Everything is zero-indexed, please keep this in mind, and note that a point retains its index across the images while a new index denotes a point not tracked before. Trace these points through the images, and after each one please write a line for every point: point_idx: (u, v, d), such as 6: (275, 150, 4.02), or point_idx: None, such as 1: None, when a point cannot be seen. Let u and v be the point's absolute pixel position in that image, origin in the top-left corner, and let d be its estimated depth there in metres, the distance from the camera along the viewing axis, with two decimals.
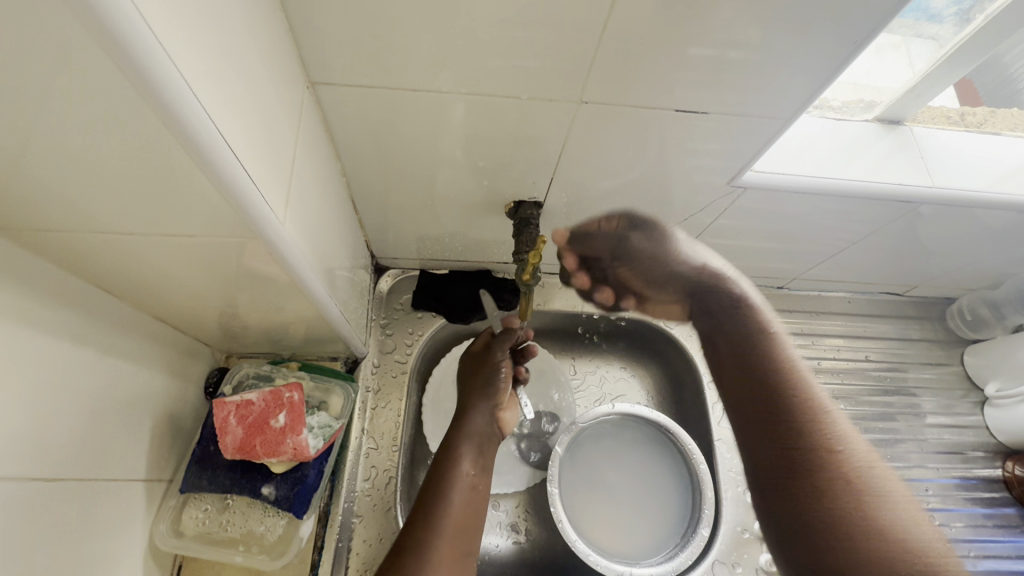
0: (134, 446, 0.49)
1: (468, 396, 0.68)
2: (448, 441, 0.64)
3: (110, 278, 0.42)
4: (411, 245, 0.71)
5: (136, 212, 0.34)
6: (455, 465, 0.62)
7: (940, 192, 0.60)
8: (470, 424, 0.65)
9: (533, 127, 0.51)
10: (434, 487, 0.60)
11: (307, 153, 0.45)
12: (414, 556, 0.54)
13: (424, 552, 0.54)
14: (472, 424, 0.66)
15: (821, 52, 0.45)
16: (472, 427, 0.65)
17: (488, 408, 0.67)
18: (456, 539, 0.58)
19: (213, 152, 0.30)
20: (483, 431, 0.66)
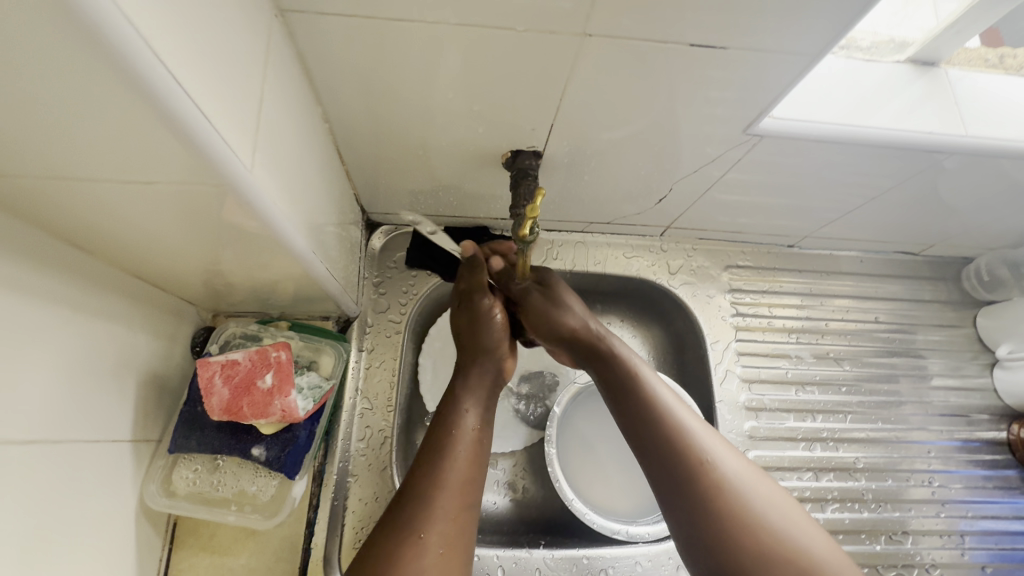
0: (118, 407, 0.48)
1: (467, 352, 0.60)
2: (452, 391, 0.56)
3: (74, 230, 0.39)
4: (404, 200, 0.67)
5: (86, 156, 0.30)
6: (456, 419, 0.53)
7: (971, 142, 0.55)
8: (476, 377, 0.58)
9: (531, 64, 0.46)
10: (437, 438, 0.51)
11: (278, 94, 0.40)
12: (419, 505, 0.46)
13: (426, 502, 0.46)
14: (474, 378, 0.58)
15: None
16: (475, 381, 0.58)
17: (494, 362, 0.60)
18: (465, 492, 0.48)
19: (159, 86, 0.26)
20: (485, 385, 0.58)
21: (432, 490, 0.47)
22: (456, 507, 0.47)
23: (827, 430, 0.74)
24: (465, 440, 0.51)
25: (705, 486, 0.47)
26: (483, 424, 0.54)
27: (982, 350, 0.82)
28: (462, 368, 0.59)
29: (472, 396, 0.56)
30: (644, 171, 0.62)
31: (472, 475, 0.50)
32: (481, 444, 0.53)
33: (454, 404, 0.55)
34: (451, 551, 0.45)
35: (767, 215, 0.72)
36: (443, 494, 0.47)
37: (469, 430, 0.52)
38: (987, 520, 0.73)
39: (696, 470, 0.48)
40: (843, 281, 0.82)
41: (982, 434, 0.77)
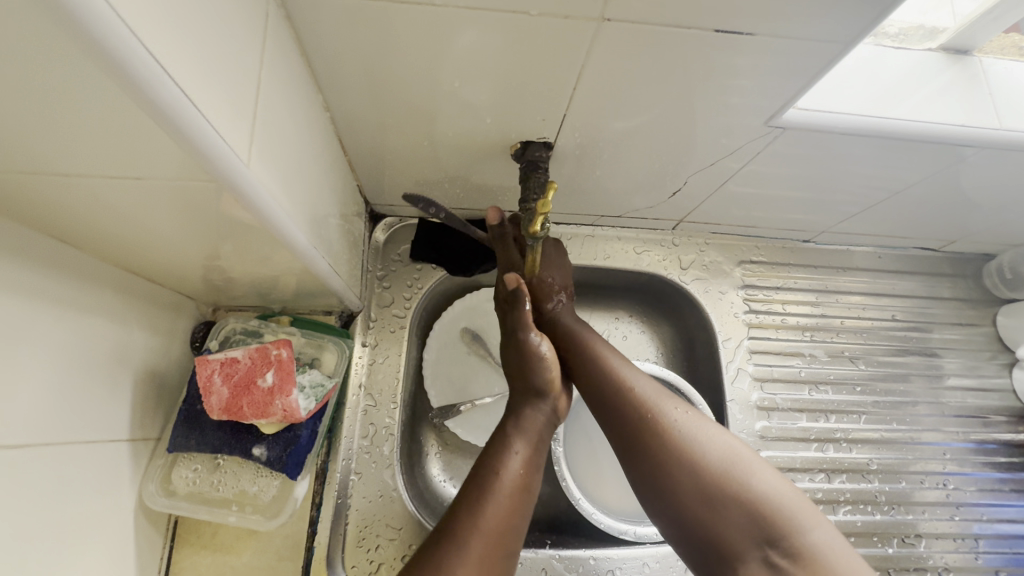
0: (115, 406, 0.46)
1: (519, 396, 0.57)
2: (503, 431, 0.54)
3: (63, 225, 0.37)
4: (409, 191, 0.65)
5: (68, 150, 0.28)
6: (501, 460, 0.50)
7: (1005, 136, 0.52)
8: (528, 417, 0.55)
9: (544, 51, 0.44)
10: (481, 478, 0.48)
11: (276, 79, 0.38)
12: (453, 547, 0.42)
13: (462, 544, 0.43)
14: (525, 418, 0.55)
15: None
16: (527, 421, 0.55)
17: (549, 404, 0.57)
18: (501, 540, 0.45)
19: (143, 74, 0.24)
20: (537, 428, 0.55)
21: (469, 532, 0.44)
22: (490, 554, 0.44)
23: (841, 431, 0.73)
24: (509, 484, 0.48)
25: (658, 446, 0.49)
26: (528, 468, 0.51)
27: (1001, 350, 0.79)
28: (511, 412, 0.56)
29: (522, 438, 0.53)
30: (657, 164, 0.59)
31: (511, 522, 0.46)
32: (526, 490, 0.49)
33: (500, 445, 0.52)
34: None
35: (784, 209, 0.70)
36: (478, 539, 0.43)
37: (514, 474, 0.49)
38: (1002, 523, 0.71)
39: (649, 433, 0.50)
40: (858, 278, 0.79)
41: (998, 436, 0.76)
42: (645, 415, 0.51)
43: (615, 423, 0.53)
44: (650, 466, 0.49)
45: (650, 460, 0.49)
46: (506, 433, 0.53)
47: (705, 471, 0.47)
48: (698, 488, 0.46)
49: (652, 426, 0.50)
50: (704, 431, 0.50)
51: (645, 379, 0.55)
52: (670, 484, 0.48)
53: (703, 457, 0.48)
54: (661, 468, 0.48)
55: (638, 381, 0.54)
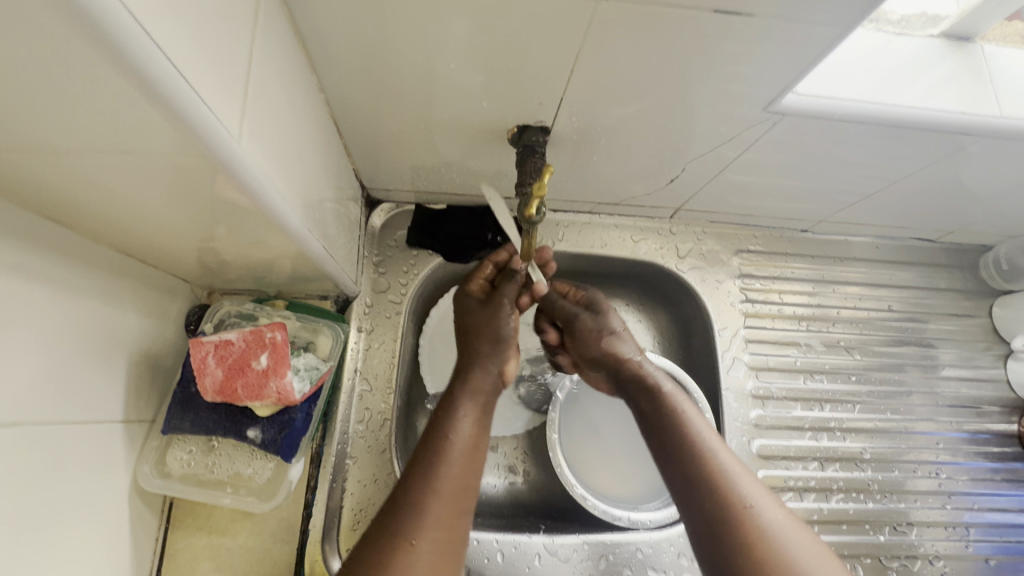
0: (108, 387, 0.46)
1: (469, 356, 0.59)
2: (450, 393, 0.55)
3: (53, 204, 0.37)
4: (405, 176, 0.65)
5: (55, 125, 0.27)
6: (451, 423, 0.51)
7: (1005, 124, 0.52)
8: (476, 378, 0.56)
9: (541, 32, 0.43)
10: (432, 444, 0.50)
11: (268, 57, 0.37)
12: (410, 512, 0.45)
13: (418, 508, 0.45)
14: (474, 379, 0.56)
15: None
16: (476, 383, 0.56)
17: (496, 364, 0.59)
18: (458, 499, 0.47)
19: (129, 42, 0.23)
20: (486, 389, 0.56)
21: (425, 495, 0.46)
22: (448, 515, 0.46)
23: (835, 420, 0.73)
24: (461, 445, 0.50)
25: (717, 492, 0.46)
26: (479, 429, 0.53)
27: (996, 341, 0.80)
28: (460, 372, 0.57)
29: (470, 398, 0.54)
30: (656, 150, 0.59)
31: (466, 480, 0.48)
32: (478, 449, 0.51)
33: (449, 409, 0.53)
34: (442, 563, 0.43)
35: (782, 199, 0.69)
36: (435, 501, 0.46)
37: (465, 436, 0.51)
38: (993, 512, 0.72)
39: (708, 477, 0.48)
40: (855, 268, 0.79)
41: (991, 426, 0.76)
42: (709, 460, 0.49)
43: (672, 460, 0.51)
44: (702, 509, 0.46)
45: (703, 504, 0.46)
46: (453, 396, 0.55)
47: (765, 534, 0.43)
48: (750, 547, 0.43)
49: (712, 472, 0.48)
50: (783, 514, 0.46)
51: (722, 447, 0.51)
52: (722, 534, 0.44)
53: (766, 522, 0.44)
54: (715, 517, 0.45)
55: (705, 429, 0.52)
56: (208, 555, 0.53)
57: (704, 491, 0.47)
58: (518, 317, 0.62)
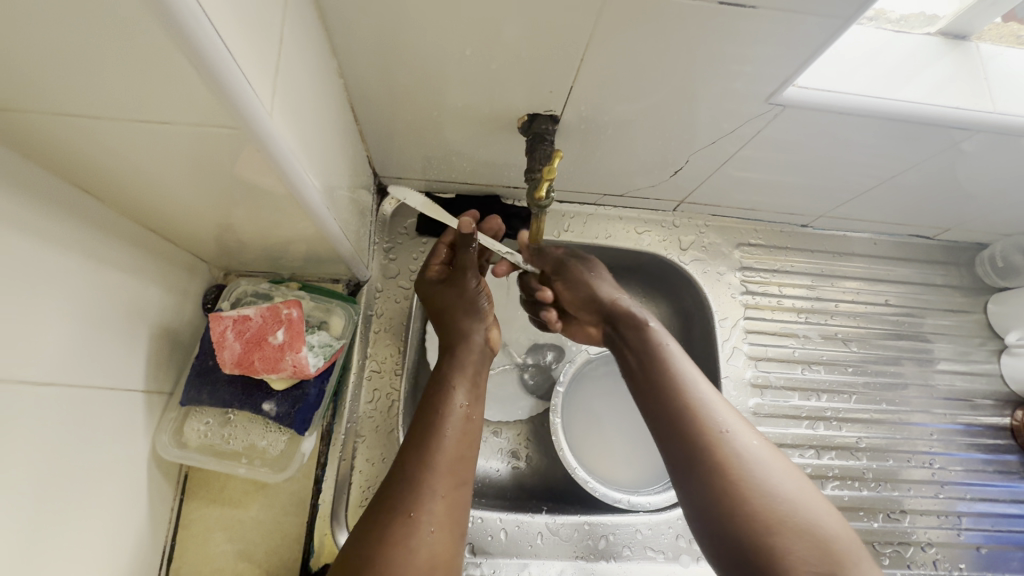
0: (130, 357, 0.48)
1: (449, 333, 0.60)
2: (440, 371, 0.56)
3: (89, 174, 0.39)
4: (416, 164, 0.67)
5: (103, 88, 0.30)
6: (447, 398, 0.53)
7: (999, 120, 0.53)
8: (463, 353, 0.57)
9: (553, 23, 0.45)
10: (428, 419, 0.51)
11: (296, 39, 0.39)
12: (411, 483, 0.46)
13: (419, 480, 0.46)
14: (463, 355, 0.57)
15: None
16: (464, 357, 0.57)
17: (478, 337, 0.60)
18: (456, 471, 0.49)
19: (177, 7, 0.25)
20: (476, 362, 0.58)
21: (425, 469, 0.47)
22: (447, 486, 0.47)
23: (831, 410, 0.75)
24: (455, 419, 0.51)
25: (697, 424, 0.50)
26: (473, 402, 0.54)
27: (991, 337, 0.81)
28: (446, 350, 0.58)
29: (462, 374, 0.56)
30: (661, 142, 0.61)
31: (463, 452, 0.50)
32: (472, 422, 0.53)
33: (443, 385, 0.54)
34: (443, 531, 0.45)
35: (782, 193, 0.71)
36: (435, 473, 0.47)
37: (460, 409, 0.52)
38: (985, 503, 0.73)
39: (688, 410, 0.51)
40: (854, 263, 0.81)
41: (984, 419, 0.78)
42: (688, 393, 0.52)
43: (654, 396, 0.54)
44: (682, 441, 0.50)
45: (683, 437, 0.50)
46: (445, 372, 0.56)
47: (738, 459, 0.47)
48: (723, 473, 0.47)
49: (691, 406, 0.51)
50: (747, 437, 0.49)
51: (698, 375, 0.54)
52: (698, 459, 0.48)
53: (738, 449, 0.48)
54: (694, 448, 0.49)
55: (685, 363, 0.55)
56: (221, 526, 0.55)
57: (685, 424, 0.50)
58: (490, 296, 0.64)
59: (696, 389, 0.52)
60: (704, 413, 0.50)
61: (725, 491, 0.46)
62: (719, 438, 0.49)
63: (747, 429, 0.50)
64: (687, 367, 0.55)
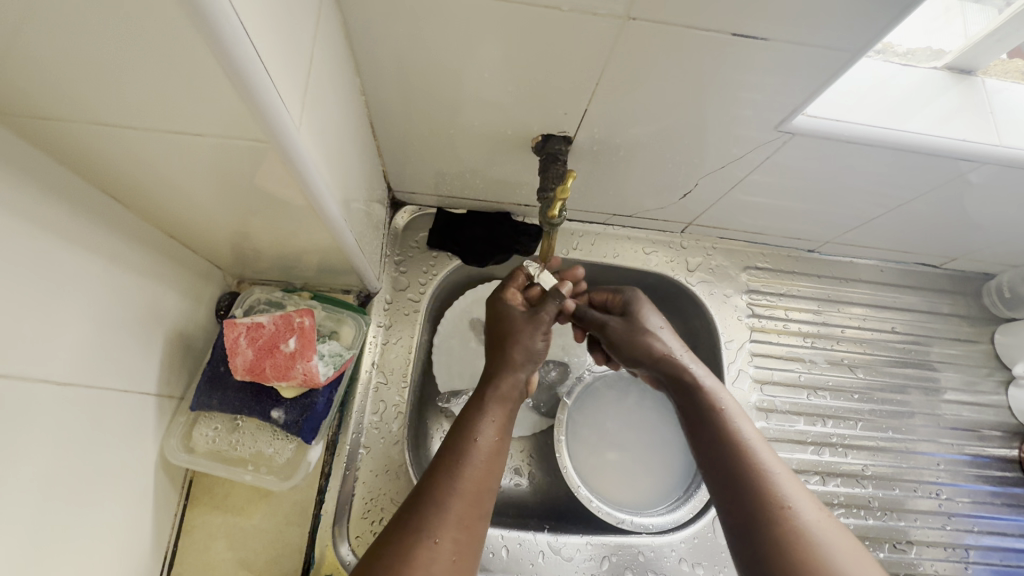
0: (144, 361, 0.49)
1: (496, 361, 0.58)
2: (477, 399, 0.55)
3: (119, 181, 0.40)
4: (430, 179, 0.68)
5: (142, 100, 0.31)
6: (477, 427, 0.51)
7: (1005, 153, 0.54)
8: (506, 384, 0.56)
9: (572, 47, 0.46)
10: (452, 446, 0.50)
11: (324, 55, 0.41)
12: (430, 512, 0.45)
13: (441, 506, 0.45)
14: (503, 386, 0.56)
15: None
16: (506, 389, 0.56)
17: (526, 370, 0.58)
18: (478, 501, 0.47)
19: (221, 28, 0.26)
20: (513, 396, 0.56)
21: (445, 496, 0.46)
22: (468, 516, 0.46)
23: (837, 436, 0.74)
24: (483, 449, 0.50)
25: (758, 493, 0.45)
26: (502, 435, 0.53)
27: (998, 367, 0.81)
28: (489, 378, 0.57)
29: (498, 404, 0.54)
30: (671, 165, 0.62)
31: (487, 484, 0.49)
32: (500, 454, 0.51)
33: (476, 413, 0.53)
34: (461, 561, 0.44)
35: (788, 219, 0.72)
36: (455, 502, 0.46)
37: (489, 440, 0.51)
38: (993, 536, 0.73)
39: (751, 476, 0.47)
40: (861, 290, 0.81)
41: (992, 451, 0.77)
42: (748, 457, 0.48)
43: (710, 457, 0.50)
44: (741, 498, 0.46)
45: (744, 496, 0.46)
46: (482, 401, 0.55)
47: (788, 513, 0.43)
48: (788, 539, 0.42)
49: (752, 473, 0.47)
50: (817, 514, 0.44)
51: (761, 442, 0.50)
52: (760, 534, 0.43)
53: (803, 524, 0.43)
54: (754, 506, 0.45)
55: (746, 427, 0.51)
56: (223, 534, 0.55)
57: (745, 483, 0.46)
58: (549, 335, 0.61)
59: (758, 457, 0.48)
60: (767, 483, 0.46)
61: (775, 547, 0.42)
62: (784, 511, 0.44)
63: (819, 509, 0.44)
64: (751, 432, 0.51)
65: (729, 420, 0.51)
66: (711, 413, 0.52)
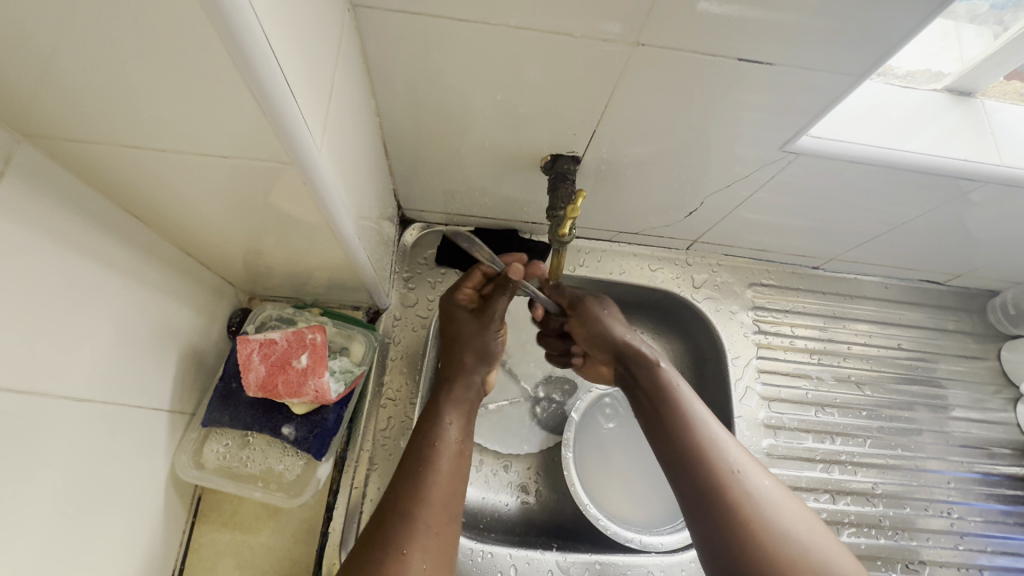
0: (158, 376, 0.49)
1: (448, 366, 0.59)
2: (434, 404, 0.56)
3: (142, 201, 0.41)
4: (438, 198, 0.69)
5: (170, 123, 0.32)
6: (437, 431, 0.53)
7: (1006, 172, 0.55)
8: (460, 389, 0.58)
9: (582, 71, 0.47)
10: (417, 452, 0.51)
11: (344, 80, 0.42)
12: (403, 521, 0.45)
13: (411, 512, 0.46)
14: (459, 389, 0.58)
15: None
16: (459, 393, 0.57)
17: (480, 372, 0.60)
18: (446, 506, 0.48)
19: (255, 59, 0.27)
20: (470, 397, 0.58)
21: (414, 504, 0.46)
22: (438, 521, 0.46)
23: (845, 454, 0.74)
24: (448, 453, 0.51)
25: (707, 460, 0.48)
26: (464, 438, 0.54)
27: (1005, 384, 0.81)
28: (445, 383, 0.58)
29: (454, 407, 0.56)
30: (677, 184, 0.63)
31: (454, 487, 0.49)
32: (463, 455, 0.53)
33: (434, 418, 0.54)
34: (435, 566, 0.44)
35: (792, 236, 0.73)
36: (424, 509, 0.46)
37: (451, 443, 0.52)
38: (1006, 557, 0.72)
39: (698, 445, 0.49)
40: (866, 306, 0.82)
41: (1003, 469, 0.77)
42: (718, 455, 0.48)
43: (660, 430, 0.52)
44: (692, 466, 0.48)
45: (693, 464, 0.48)
46: (438, 406, 0.56)
47: (735, 476, 0.47)
48: (742, 518, 0.44)
49: (700, 441, 0.49)
50: (758, 475, 0.47)
51: (707, 414, 0.53)
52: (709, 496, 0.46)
53: (749, 487, 0.46)
54: (703, 472, 0.47)
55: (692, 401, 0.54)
56: (230, 551, 0.55)
57: (694, 452, 0.49)
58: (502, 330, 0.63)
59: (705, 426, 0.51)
60: (713, 450, 0.48)
61: (724, 509, 0.45)
62: (730, 475, 0.47)
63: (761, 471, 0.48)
64: (697, 405, 0.53)
65: (678, 395, 0.54)
66: (661, 389, 0.55)
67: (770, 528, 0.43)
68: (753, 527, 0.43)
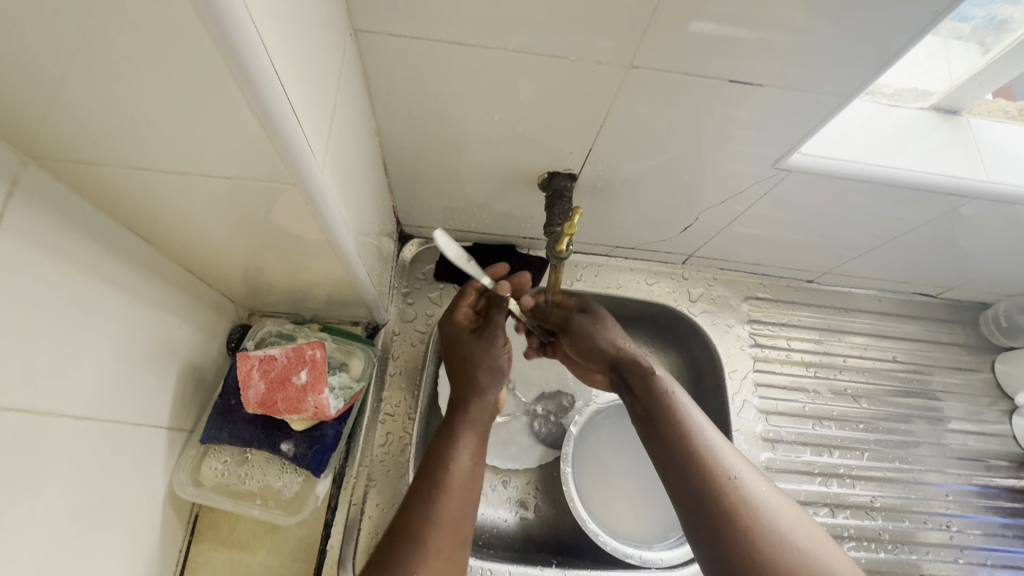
0: (158, 393, 0.50)
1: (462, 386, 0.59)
2: (449, 426, 0.55)
3: (146, 220, 0.42)
4: (437, 214, 0.70)
5: (177, 146, 0.33)
6: (451, 454, 0.52)
7: (993, 188, 0.57)
8: (475, 410, 0.57)
9: (578, 93, 0.49)
10: (429, 476, 0.50)
11: (346, 101, 0.43)
12: (411, 546, 0.45)
13: (419, 536, 0.45)
14: (474, 410, 0.57)
15: (900, 17, 0.41)
16: (474, 414, 0.57)
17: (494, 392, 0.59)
18: (456, 530, 0.47)
19: (261, 85, 0.28)
20: (485, 419, 0.57)
21: (423, 530, 0.46)
22: (448, 546, 0.46)
23: (844, 467, 0.74)
24: (459, 476, 0.51)
25: (705, 467, 0.48)
26: (477, 461, 0.54)
27: (1000, 396, 0.81)
28: (459, 403, 0.58)
29: (469, 429, 0.55)
30: (672, 199, 0.64)
31: (465, 511, 0.49)
32: (476, 478, 0.52)
33: (449, 440, 0.54)
34: None
35: (787, 250, 0.74)
36: (434, 534, 0.46)
37: (465, 466, 0.52)
38: (1006, 570, 0.72)
39: (696, 452, 0.49)
40: (861, 319, 0.82)
41: (1000, 481, 0.77)
42: (714, 460, 0.48)
43: (657, 438, 0.52)
44: (689, 473, 0.48)
45: (691, 470, 0.48)
46: (452, 427, 0.56)
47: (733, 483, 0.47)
48: (740, 524, 0.44)
49: (697, 447, 0.49)
50: (755, 480, 0.47)
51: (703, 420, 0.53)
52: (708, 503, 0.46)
53: (747, 493, 0.46)
54: (701, 479, 0.47)
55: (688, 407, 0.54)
56: (228, 570, 0.54)
57: (691, 459, 0.49)
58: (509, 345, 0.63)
59: (701, 432, 0.51)
60: (710, 456, 0.49)
61: (723, 515, 0.45)
62: (727, 481, 0.47)
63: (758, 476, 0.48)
64: (692, 410, 0.53)
65: (674, 401, 0.54)
66: (658, 396, 0.55)
67: (768, 532, 0.43)
68: (752, 532, 0.43)
